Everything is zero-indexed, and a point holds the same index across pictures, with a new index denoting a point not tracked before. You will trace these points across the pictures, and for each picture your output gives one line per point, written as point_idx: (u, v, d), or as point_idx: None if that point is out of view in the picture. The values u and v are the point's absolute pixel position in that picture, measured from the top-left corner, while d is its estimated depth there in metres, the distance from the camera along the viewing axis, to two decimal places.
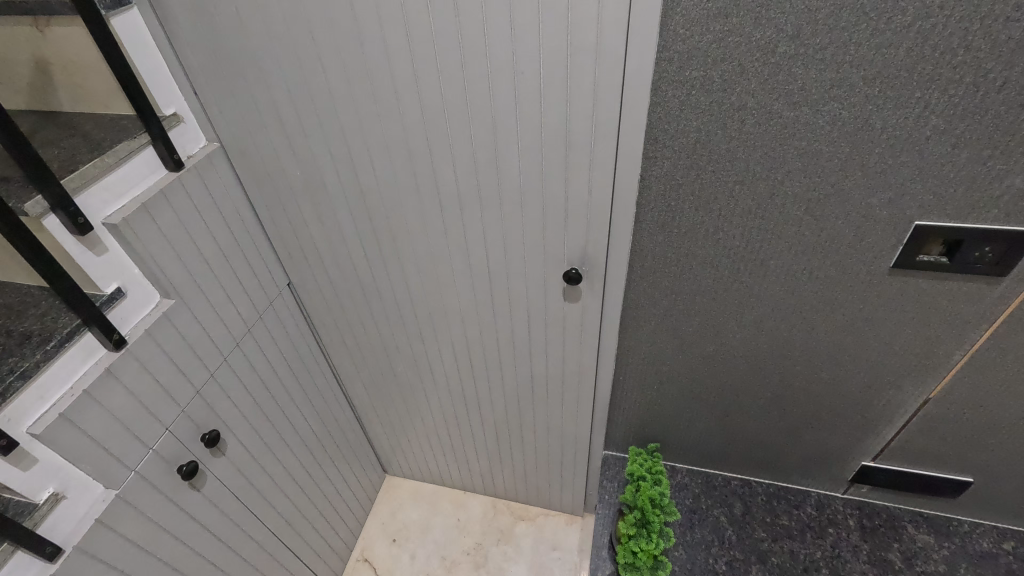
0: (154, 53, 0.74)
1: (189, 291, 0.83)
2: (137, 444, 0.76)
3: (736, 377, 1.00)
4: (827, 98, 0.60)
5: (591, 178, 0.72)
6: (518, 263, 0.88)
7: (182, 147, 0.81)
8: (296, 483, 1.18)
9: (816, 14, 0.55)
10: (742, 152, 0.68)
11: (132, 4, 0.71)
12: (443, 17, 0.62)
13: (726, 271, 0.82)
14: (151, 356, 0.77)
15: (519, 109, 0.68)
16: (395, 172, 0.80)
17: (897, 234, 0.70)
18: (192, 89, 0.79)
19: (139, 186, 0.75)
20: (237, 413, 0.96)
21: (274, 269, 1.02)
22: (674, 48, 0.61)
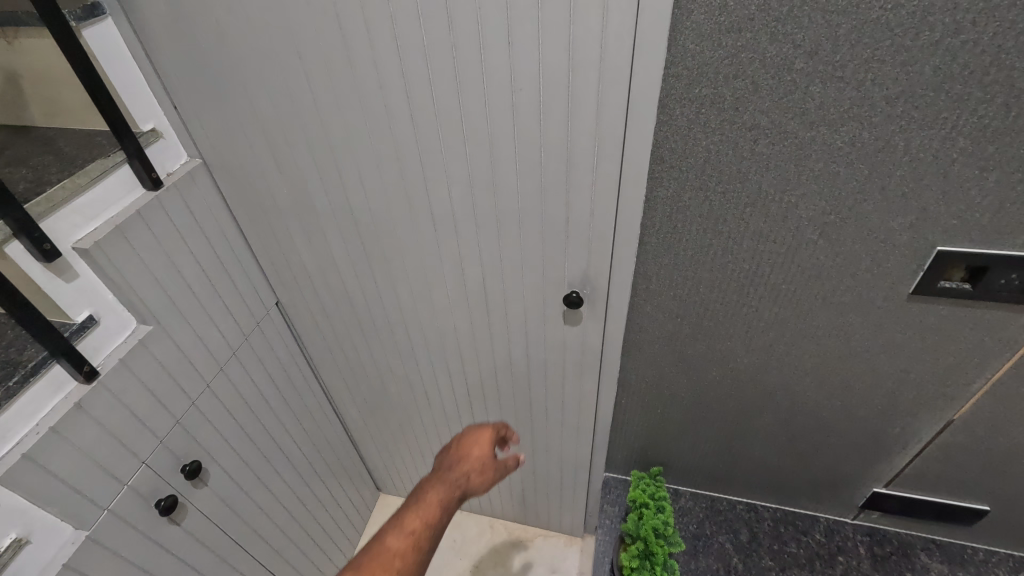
0: (130, 65, 0.70)
1: (168, 315, 0.78)
2: (110, 480, 0.71)
3: (745, 402, 0.96)
4: (847, 117, 0.57)
5: (594, 199, 0.68)
6: (516, 285, 0.84)
7: (162, 164, 0.76)
8: (284, 509, 1.13)
9: (837, 29, 0.51)
10: (754, 172, 0.64)
11: (106, 15, 0.66)
12: (435, 32, 0.58)
13: (735, 294, 0.78)
14: (126, 386, 0.72)
15: (517, 129, 0.64)
16: (386, 192, 0.76)
17: (917, 259, 0.66)
18: (171, 103, 0.75)
19: (115, 207, 0.70)
20: (222, 440, 0.92)
21: (262, 289, 0.98)
22: (683, 63, 0.57)
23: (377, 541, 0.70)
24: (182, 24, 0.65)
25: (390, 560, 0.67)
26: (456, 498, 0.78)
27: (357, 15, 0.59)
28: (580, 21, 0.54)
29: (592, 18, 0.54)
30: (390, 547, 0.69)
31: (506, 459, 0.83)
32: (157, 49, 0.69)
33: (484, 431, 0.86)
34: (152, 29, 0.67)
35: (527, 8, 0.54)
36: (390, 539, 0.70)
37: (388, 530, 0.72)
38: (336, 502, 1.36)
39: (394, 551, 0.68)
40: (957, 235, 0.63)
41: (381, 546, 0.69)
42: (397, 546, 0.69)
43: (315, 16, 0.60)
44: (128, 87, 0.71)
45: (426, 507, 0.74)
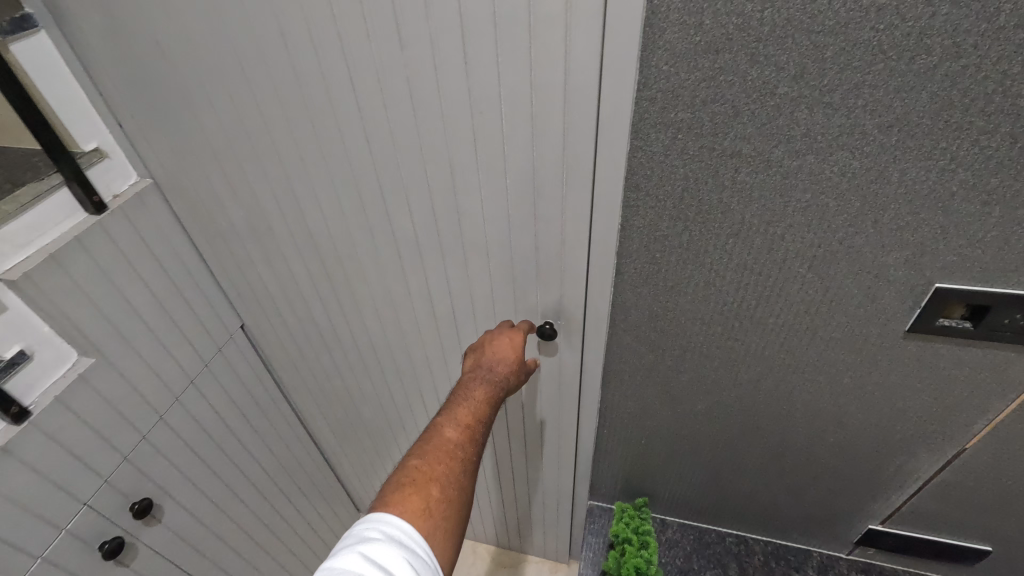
0: (69, 81, 0.65)
1: (113, 344, 0.73)
2: (44, 526, 0.67)
3: (732, 435, 0.91)
4: (835, 147, 0.52)
5: (564, 229, 0.64)
6: (488, 314, 0.79)
7: (107, 185, 0.71)
8: (253, 541, 1.08)
9: (824, 51, 0.46)
10: (736, 202, 0.59)
11: (39, 27, 0.61)
12: (386, 52, 0.54)
13: (720, 327, 0.73)
14: (63, 425, 0.67)
15: (480, 155, 0.60)
16: (345, 218, 0.72)
17: (913, 296, 0.61)
18: (116, 121, 0.70)
19: (51, 233, 0.65)
20: (179, 473, 0.87)
21: (224, 312, 0.93)
22: (657, 86, 0.52)
23: (434, 433, 0.65)
24: (124, 38, 0.61)
25: (450, 453, 0.63)
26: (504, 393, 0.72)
27: (304, 32, 0.54)
28: (542, 43, 0.50)
29: (555, 40, 0.49)
30: (448, 439, 0.64)
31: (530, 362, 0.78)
32: (100, 63, 0.64)
33: (512, 330, 0.76)
34: (93, 43, 0.62)
35: (483, 28, 0.50)
36: (446, 430, 0.65)
37: (442, 422, 0.67)
38: (311, 528, 1.31)
39: (452, 444, 0.64)
40: (956, 272, 0.58)
41: (439, 439, 0.64)
42: (453, 437, 0.65)
43: (259, 32, 0.56)
44: (67, 104, 0.66)
45: (473, 399, 0.69)
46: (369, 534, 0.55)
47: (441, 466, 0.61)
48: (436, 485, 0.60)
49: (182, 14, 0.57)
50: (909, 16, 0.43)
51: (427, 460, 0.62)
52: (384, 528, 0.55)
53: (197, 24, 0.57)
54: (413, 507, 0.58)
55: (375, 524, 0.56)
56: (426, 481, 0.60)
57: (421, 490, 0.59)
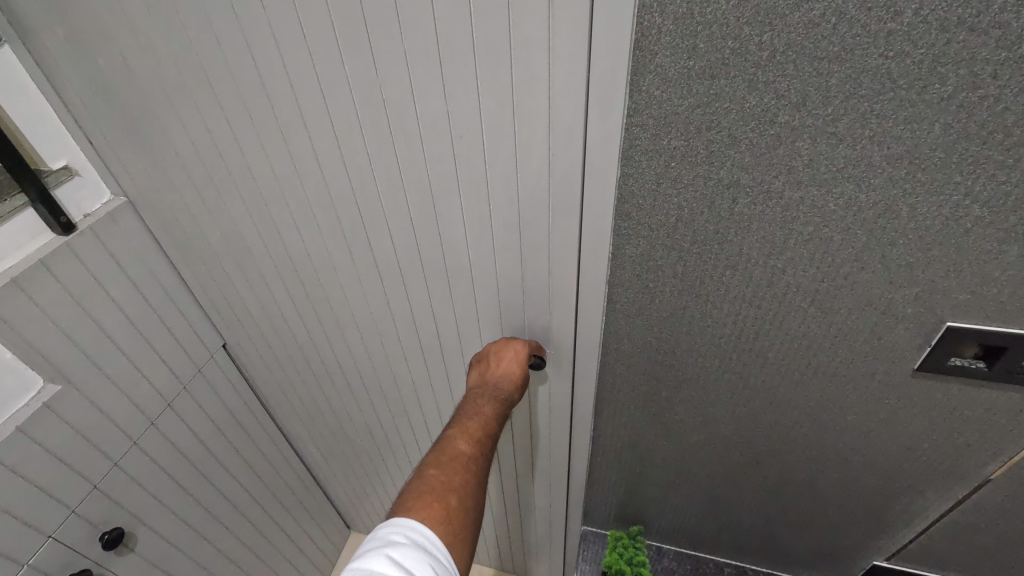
0: (35, 97, 0.63)
1: (83, 369, 0.71)
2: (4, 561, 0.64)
3: (731, 467, 0.87)
4: (840, 179, 0.48)
5: (550, 256, 0.63)
6: (472, 340, 0.77)
7: (77, 204, 0.69)
8: (234, 565, 1.05)
9: (828, 79, 0.43)
10: (734, 233, 0.55)
11: (2, 42, 0.60)
12: (362, 73, 0.53)
13: (717, 359, 0.69)
14: (26, 455, 0.65)
15: (461, 178, 0.58)
16: (324, 238, 0.70)
17: (923, 335, 0.57)
18: (86, 138, 0.68)
19: (15, 255, 0.63)
20: (154, 499, 0.84)
21: (204, 331, 0.90)
22: (647, 111, 0.48)
23: (446, 445, 0.62)
24: (96, 55, 0.59)
25: (466, 464, 0.60)
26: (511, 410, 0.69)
27: (284, 54, 0.53)
28: (526, 69, 0.49)
29: (539, 66, 0.48)
30: (462, 451, 0.61)
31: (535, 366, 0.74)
32: (71, 79, 0.62)
33: (515, 342, 0.72)
34: (64, 59, 0.60)
35: (459, 52, 0.49)
36: (458, 442, 0.62)
37: (452, 434, 0.63)
38: (299, 549, 1.27)
39: (467, 456, 0.60)
40: (970, 311, 0.54)
41: (452, 450, 0.61)
42: (467, 449, 0.61)
43: (240, 53, 0.55)
44: (33, 120, 0.63)
45: (483, 414, 0.66)
46: (394, 538, 0.51)
47: (458, 476, 0.58)
48: (456, 494, 0.56)
49: (158, 33, 0.55)
50: (922, 42, 0.39)
51: (444, 470, 0.59)
52: (409, 533, 0.51)
53: (174, 43, 0.56)
54: (434, 515, 0.54)
55: (399, 528, 0.52)
56: (445, 490, 0.57)
57: (441, 500, 0.56)
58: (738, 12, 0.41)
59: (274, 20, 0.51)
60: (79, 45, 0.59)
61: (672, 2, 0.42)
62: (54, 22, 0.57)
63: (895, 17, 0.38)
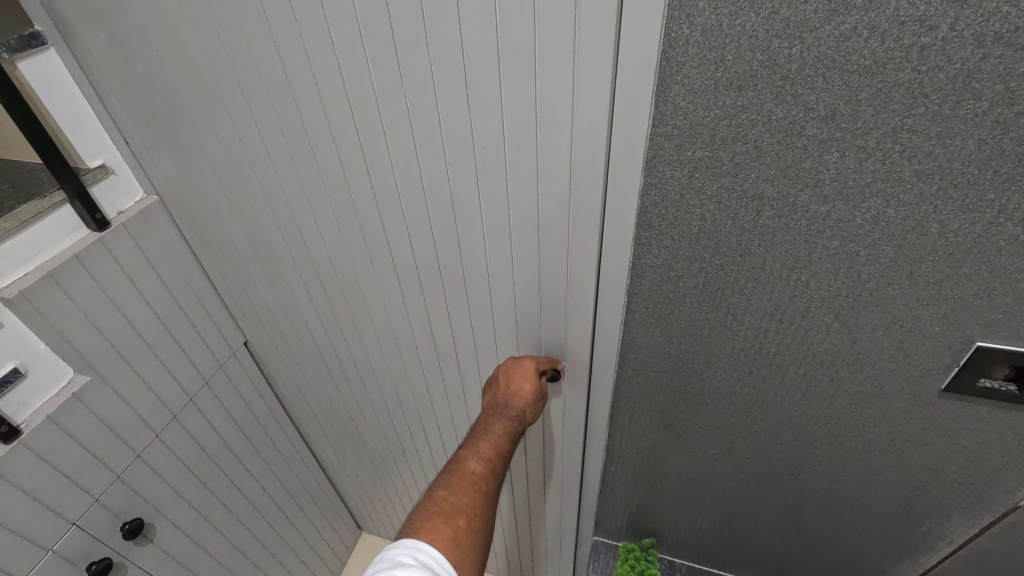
0: (76, 98, 0.66)
1: (111, 362, 0.73)
2: (31, 546, 0.66)
3: (747, 482, 0.85)
4: (868, 193, 0.47)
5: (569, 266, 0.63)
6: (488, 347, 0.77)
7: (112, 202, 0.71)
8: (249, 560, 1.06)
9: (858, 92, 0.42)
10: (757, 246, 0.55)
11: (48, 45, 0.62)
12: (387, 82, 0.54)
13: (736, 372, 0.68)
14: (55, 444, 0.67)
15: (481, 188, 0.59)
16: (345, 242, 0.71)
17: (951, 354, 0.56)
18: (122, 138, 0.70)
19: (51, 249, 0.65)
20: (174, 491, 0.85)
21: (227, 328, 0.92)
22: (673, 122, 0.48)
23: (457, 465, 0.63)
24: (135, 59, 0.61)
25: (476, 484, 0.60)
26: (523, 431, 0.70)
27: (313, 61, 0.55)
28: (550, 79, 0.49)
29: (563, 77, 0.49)
30: (472, 471, 0.62)
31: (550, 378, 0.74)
32: (111, 81, 0.64)
33: (526, 360, 0.73)
34: (105, 62, 0.63)
35: (484, 62, 0.50)
36: (469, 462, 0.63)
37: (464, 455, 0.64)
38: (311, 547, 1.29)
39: (477, 476, 0.61)
40: (1000, 331, 0.52)
41: (463, 471, 0.62)
42: (477, 469, 0.62)
43: (270, 58, 0.56)
44: (74, 121, 0.66)
45: (494, 434, 0.67)
46: (402, 559, 0.50)
47: (468, 497, 0.59)
48: (465, 515, 0.57)
49: (193, 37, 0.57)
50: (956, 58, 0.39)
51: (454, 490, 0.59)
52: (417, 555, 0.51)
53: (207, 48, 0.57)
54: (443, 535, 0.54)
55: (407, 550, 0.52)
56: (454, 511, 0.57)
57: (450, 520, 0.56)
58: (768, 25, 0.41)
59: (305, 28, 0.52)
60: (117, 45, 0.60)
61: (701, 13, 0.42)
62: (97, 27, 0.60)
63: (929, 31, 0.38)
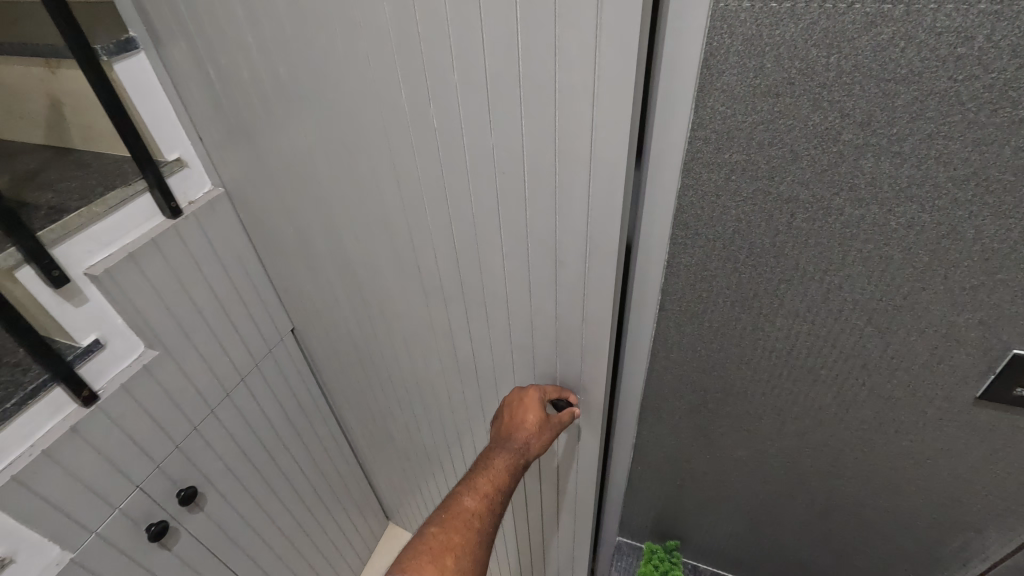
0: (159, 97, 0.72)
1: (176, 340, 0.79)
2: (101, 503, 0.72)
3: (775, 487, 0.85)
4: (903, 197, 0.49)
5: (585, 297, 0.63)
6: (506, 362, 0.79)
7: (184, 192, 0.78)
8: (286, 538, 1.11)
9: (895, 99, 0.44)
10: (790, 248, 0.56)
11: (139, 49, 0.69)
12: (420, 106, 0.57)
13: (766, 373, 0.70)
14: (126, 410, 0.73)
15: (501, 213, 0.61)
16: (377, 249, 0.76)
17: (986, 361, 0.56)
18: (196, 135, 0.77)
19: (131, 233, 0.72)
20: (223, 465, 0.91)
21: (277, 315, 0.98)
22: (711, 126, 0.51)
23: (452, 502, 0.64)
24: (211, 65, 0.67)
25: (468, 521, 0.61)
26: (525, 465, 0.70)
27: (354, 77, 0.58)
28: (568, 113, 0.50)
29: (582, 111, 0.49)
30: (466, 508, 0.62)
31: (562, 415, 0.74)
32: (191, 83, 0.71)
33: (529, 392, 0.75)
34: (187, 66, 0.69)
35: (508, 93, 0.51)
36: (465, 499, 0.64)
37: (460, 491, 0.65)
38: (342, 532, 1.34)
39: (470, 513, 0.62)
40: None
41: (457, 507, 0.63)
42: (472, 505, 0.63)
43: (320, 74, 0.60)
44: (156, 117, 0.73)
45: (493, 469, 0.68)
46: None
47: (458, 535, 0.59)
48: (452, 555, 0.58)
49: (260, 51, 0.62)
50: (992, 67, 0.40)
51: (445, 527, 0.60)
52: None
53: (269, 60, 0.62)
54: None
55: None
56: (442, 550, 0.58)
57: (437, 560, 0.57)
58: (806, 35, 0.43)
59: (348, 49, 0.56)
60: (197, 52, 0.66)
61: (741, 24, 0.44)
62: (182, 34, 0.66)
63: (966, 41, 0.40)
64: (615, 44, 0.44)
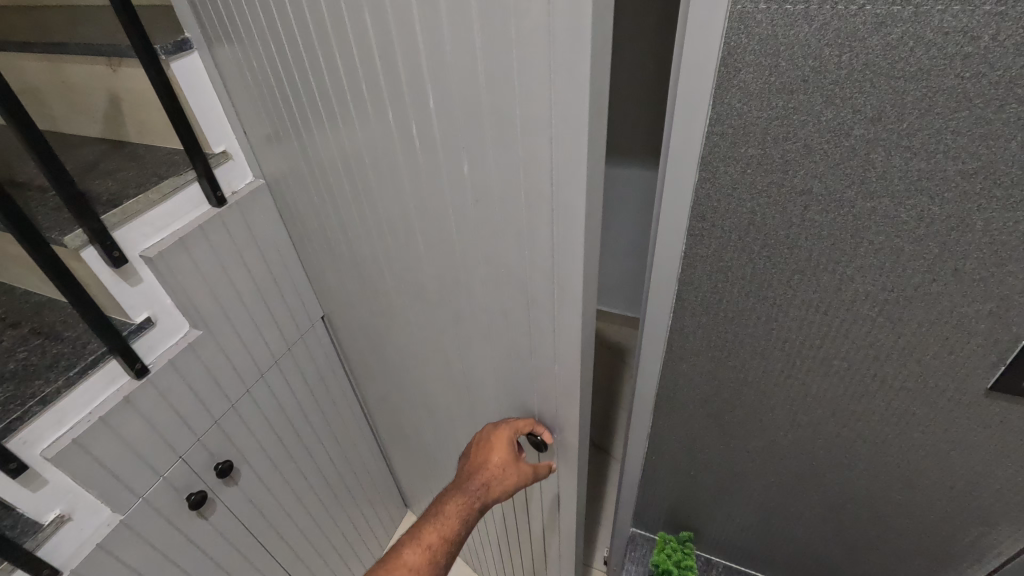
0: (208, 93, 0.78)
1: (218, 321, 0.84)
2: (148, 471, 0.77)
3: (789, 479, 0.87)
4: (913, 190, 0.51)
5: (555, 330, 0.63)
6: (497, 380, 0.77)
7: (228, 183, 0.83)
8: (311, 518, 1.16)
9: (904, 96, 0.46)
10: (804, 239, 0.59)
11: (192, 49, 0.74)
12: (406, 127, 0.58)
13: (779, 364, 0.72)
14: (172, 385, 0.78)
15: (478, 238, 0.61)
16: (380, 255, 0.79)
17: (996, 352, 0.58)
18: (241, 129, 0.82)
19: (181, 220, 0.77)
20: (256, 442, 0.96)
21: (308, 302, 1.03)
22: (728, 121, 0.53)
23: (395, 554, 0.69)
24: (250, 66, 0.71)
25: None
26: (479, 511, 0.74)
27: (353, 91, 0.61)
28: (530, 137, 0.48)
29: (541, 148, 0.49)
30: (405, 563, 0.68)
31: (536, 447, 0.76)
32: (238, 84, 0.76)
33: (497, 435, 0.77)
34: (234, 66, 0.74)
35: (476, 125, 0.52)
36: (406, 551, 0.69)
37: (405, 542, 0.70)
38: (364, 516, 1.38)
39: (407, 567, 0.67)
40: None
41: (396, 561, 0.68)
42: (411, 559, 0.68)
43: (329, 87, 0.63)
44: (205, 112, 0.78)
45: (442, 519, 0.72)
46: None
47: None
48: None
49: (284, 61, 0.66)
50: (998, 65, 0.42)
51: None
52: None
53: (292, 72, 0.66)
54: None
55: None
56: None
57: None
58: (819, 35, 0.46)
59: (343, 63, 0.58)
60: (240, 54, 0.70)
61: (758, 25, 0.47)
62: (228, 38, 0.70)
63: (972, 41, 0.42)
64: (566, 83, 0.43)
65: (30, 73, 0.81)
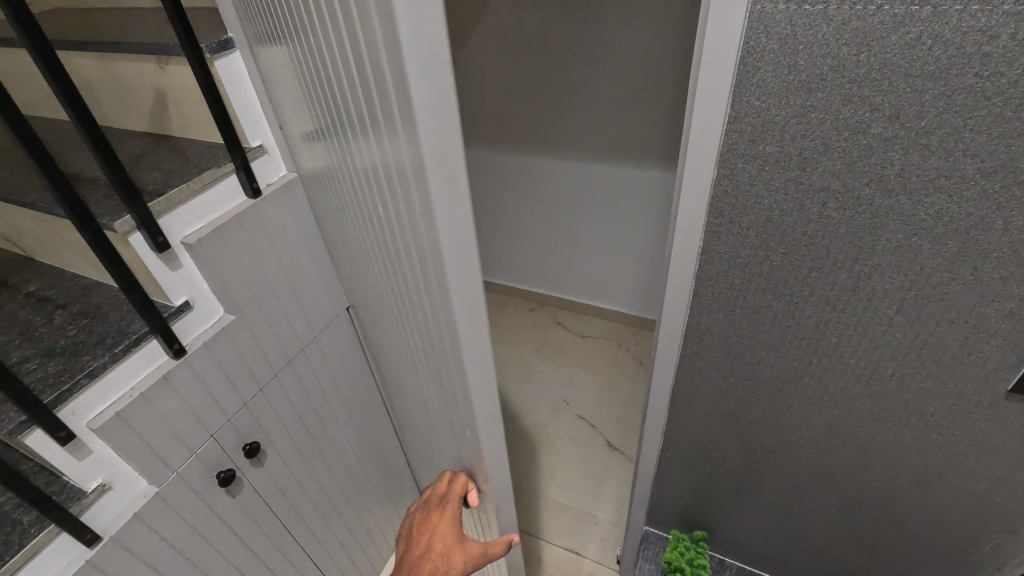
0: (247, 91, 0.82)
1: (250, 308, 0.88)
2: (182, 447, 0.81)
3: (805, 480, 0.87)
4: (931, 188, 0.51)
5: (457, 385, 0.58)
6: (443, 418, 0.74)
7: (263, 176, 0.88)
8: (331, 503, 1.19)
9: (922, 95, 0.47)
10: (822, 236, 0.59)
11: (233, 48, 0.78)
12: (350, 157, 0.58)
13: (795, 362, 0.72)
14: (206, 366, 0.82)
15: (401, 275, 0.59)
16: (373, 272, 0.78)
17: (1017, 353, 0.58)
18: (276, 124, 0.86)
19: (219, 210, 0.82)
20: (280, 426, 1.00)
21: (333, 293, 1.06)
22: (746, 119, 0.55)
23: None
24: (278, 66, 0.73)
25: None
26: None
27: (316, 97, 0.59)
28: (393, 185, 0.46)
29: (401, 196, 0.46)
30: None
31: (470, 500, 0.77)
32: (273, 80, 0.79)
33: (444, 516, 0.76)
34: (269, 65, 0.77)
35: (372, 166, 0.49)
36: None
37: None
38: (380, 505, 1.41)
39: None
40: None
41: None
42: None
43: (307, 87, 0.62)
44: (244, 108, 0.82)
45: None
46: None
47: None
48: None
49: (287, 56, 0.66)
50: (1018, 64, 0.43)
51: None
52: None
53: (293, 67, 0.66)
54: None
55: None
56: None
57: None
58: (837, 34, 0.47)
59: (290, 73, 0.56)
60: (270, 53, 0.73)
61: (776, 24, 0.48)
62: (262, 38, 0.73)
63: (991, 40, 0.43)
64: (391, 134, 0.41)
65: (81, 71, 0.86)
